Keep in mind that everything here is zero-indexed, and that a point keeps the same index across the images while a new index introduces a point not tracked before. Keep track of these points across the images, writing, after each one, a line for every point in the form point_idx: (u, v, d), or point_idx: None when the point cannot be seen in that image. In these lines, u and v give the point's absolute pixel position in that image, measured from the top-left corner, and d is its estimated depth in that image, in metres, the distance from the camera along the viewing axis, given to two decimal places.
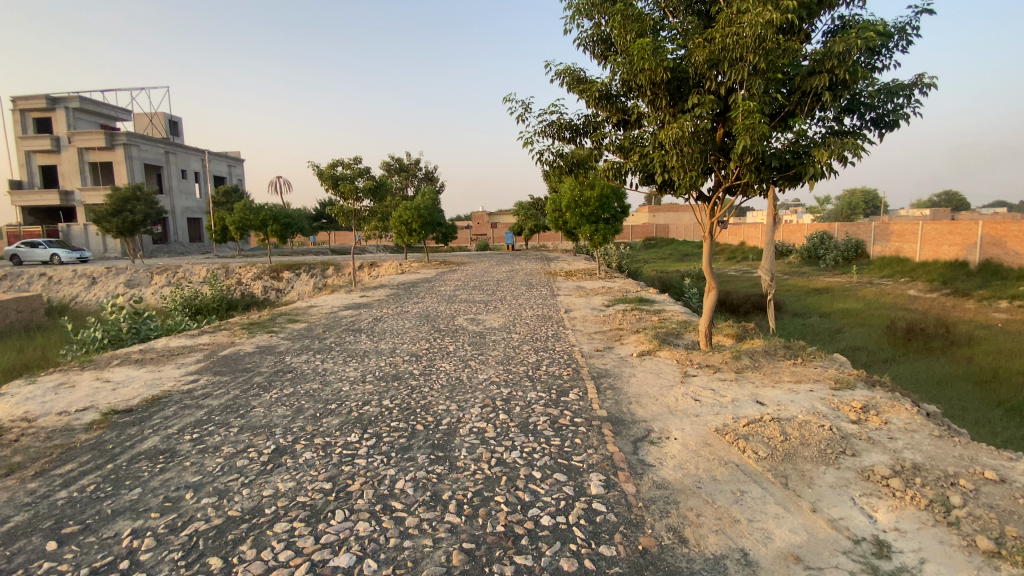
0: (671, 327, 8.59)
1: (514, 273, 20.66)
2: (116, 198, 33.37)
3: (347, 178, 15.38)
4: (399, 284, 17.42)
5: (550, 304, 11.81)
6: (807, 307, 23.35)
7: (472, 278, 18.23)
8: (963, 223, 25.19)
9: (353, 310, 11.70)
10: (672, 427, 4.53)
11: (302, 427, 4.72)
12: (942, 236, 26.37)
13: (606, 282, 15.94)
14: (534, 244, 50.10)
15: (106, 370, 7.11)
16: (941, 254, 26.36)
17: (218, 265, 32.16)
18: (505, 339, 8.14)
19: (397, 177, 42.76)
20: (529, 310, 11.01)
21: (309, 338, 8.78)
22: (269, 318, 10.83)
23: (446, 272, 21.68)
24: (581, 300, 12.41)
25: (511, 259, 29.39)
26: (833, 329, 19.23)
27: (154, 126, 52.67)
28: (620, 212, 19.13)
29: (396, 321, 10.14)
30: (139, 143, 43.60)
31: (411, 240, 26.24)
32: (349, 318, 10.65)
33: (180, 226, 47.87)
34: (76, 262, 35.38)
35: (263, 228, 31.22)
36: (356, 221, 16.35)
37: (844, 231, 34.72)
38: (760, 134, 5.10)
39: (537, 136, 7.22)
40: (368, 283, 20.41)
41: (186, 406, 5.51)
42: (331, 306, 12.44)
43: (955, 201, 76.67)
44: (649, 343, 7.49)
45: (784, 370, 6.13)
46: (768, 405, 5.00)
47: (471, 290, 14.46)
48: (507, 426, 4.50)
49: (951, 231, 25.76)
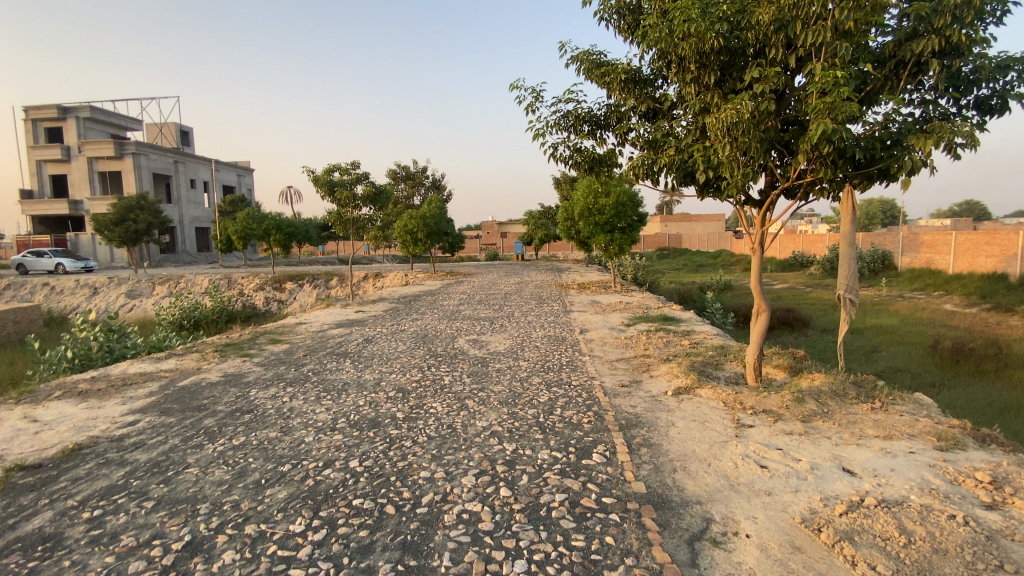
0: (707, 356, 7.28)
1: (523, 285, 19.46)
2: (120, 207, 32.84)
3: (345, 184, 14.25)
4: (400, 298, 16.29)
5: (563, 323, 10.54)
6: (836, 323, 21.81)
7: (478, 291, 17.05)
8: (1000, 233, 23.61)
9: (344, 328, 10.54)
10: (739, 514, 3.28)
11: (236, 504, 3.54)
12: (977, 246, 24.80)
13: (623, 297, 14.66)
14: (545, 254, 48.90)
15: (37, 405, 5.96)
16: (977, 266, 24.72)
17: (221, 275, 31.32)
18: (511, 368, 6.91)
19: (403, 186, 42.01)
20: (539, 330, 9.76)
21: (287, 365, 7.61)
22: (250, 338, 9.70)
23: (452, 284, 20.54)
24: (597, 318, 11.13)
25: (521, 270, 28.24)
26: (869, 347, 17.71)
27: (164, 135, 52.55)
28: (638, 221, 17.90)
29: (389, 343, 8.96)
30: (148, 152, 43.38)
31: (416, 250, 25.22)
32: (338, 338, 9.49)
33: (187, 236, 47.43)
34: (81, 272, 34.88)
35: (266, 237, 30.39)
36: (355, 230, 15.24)
37: (869, 242, 33.15)
38: (847, 113, 3.89)
39: (549, 128, 6.01)
40: (369, 296, 19.32)
41: (105, 464, 4.33)
42: (321, 324, 11.29)
43: (975, 211, 74.67)
44: (685, 377, 6.19)
45: (862, 420, 4.83)
46: (860, 478, 3.74)
47: (475, 305, 13.25)
48: (510, 512, 3.28)
49: (987, 241, 24.18)
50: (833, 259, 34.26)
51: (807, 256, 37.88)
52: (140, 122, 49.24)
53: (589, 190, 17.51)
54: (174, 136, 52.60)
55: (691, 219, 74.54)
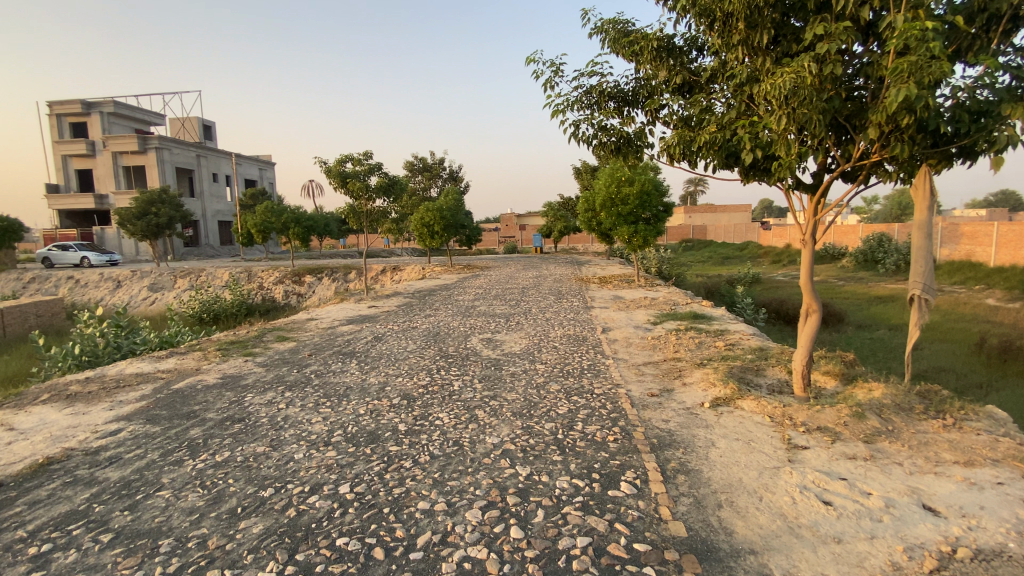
0: (745, 360, 6.58)
1: (542, 279, 18.81)
2: (143, 201, 33.18)
3: (357, 175, 13.76)
4: (415, 292, 15.81)
5: (584, 320, 9.89)
6: (873, 318, 20.63)
7: (496, 286, 16.48)
8: None
9: (354, 325, 10.08)
10: (805, 571, 2.64)
11: (203, 541, 3.04)
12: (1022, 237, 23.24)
13: (647, 291, 13.92)
14: (565, 247, 48.08)
15: (23, 411, 5.61)
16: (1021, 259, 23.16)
17: (241, 268, 31.40)
18: (528, 372, 6.33)
19: (420, 178, 41.61)
20: (558, 328, 9.15)
21: (290, 365, 7.16)
22: (257, 335, 9.30)
23: (468, 278, 20.02)
24: (620, 315, 10.45)
25: (540, 263, 27.60)
26: (910, 345, 16.61)
27: (186, 130, 53.13)
28: (663, 212, 17.09)
29: (399, 341, 8.46)
30: (171, 146, 43.83)
31: (433, 243, 24.76)
32: (346, 336, 9.03)
33: (210, 229, 47.99)
34: (107, 265, 35.46)
35: (284, 230, 30.29)
36: (369, 223, 14.78)
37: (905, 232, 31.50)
38: (941, 71, 3.16)
39: (569, 105, 5.38)
40: (384, 290, 18.92)
41: (72, 485, 3.89)
42: (332, 320, 10.85)
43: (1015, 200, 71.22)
44: (723, 386, 5.53)
45: (938, 443, 4.11)
46: (951, 521, 3.05)
47: (492, 301, 12.68)
48: (521, 564, 2.69)
49: None
50: (867, 251, 32.68)
51: (839, 248, 36.27)
52: (163, 117, 49.83)
53: (612, 179, 16.75)
54: (196, 131, 53.14)
55: (715, 210, 72.54)
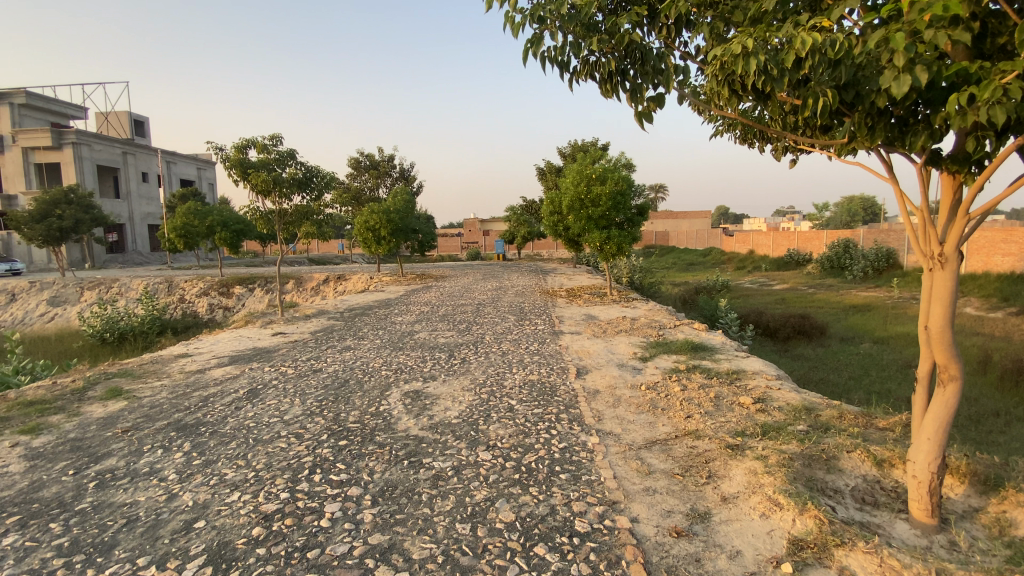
0: (805, 440, 4.22)
1: (502, 292, 16.42)
2: (43, 202, 28.70)
3: (262, 165, 10.85)
4: (346, 310, 13.07)
5: (552, 355, 7.39)
6: (855, 331, 19.17)
7: (445, 301, 13.93)
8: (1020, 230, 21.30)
9: (236, 368, 7.25)
10: None
11: None
12: (992, 244, 22.49)
13: (623, 309, 11.66)
14: (528, 253, 46.08)
15: None
16: (992, 266, 22.44)
17: (161, 278, 27.49)
18: (461, 476, 3.74)
19: (368, 177, 38.43)
20: (516, 370, 6.61)
21: (79, 458, 4.39)
22: (79, 391, 6.34)
23: (418, 291, 17.47)
24: (599, 346, 7.96)
25: (500, 272, 25.20)
26: (902, 362, 15.00)
27: (112, 126, 48.09)
28: (638, 215, 14.94)
29: (279, 400, 5.72)
30: (90, 142, 39.05)
31: (379, 250, 21.95)
32: (212, 391, 6.22)
33: (138, 234, 43.31)
34: (7, 275, 30.67)
35: (210, 235, 26.64)
36: (283, 226, 11.84)
37: (870, 238, 30.75)
38: None
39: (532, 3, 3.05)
40: (314, 305, 16.05)
41: None
42: (211, 358, 7.96)
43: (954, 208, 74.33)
44: (797, 510, 3.13)
45: None
46: None
47: (435, 325, 10.07)
48: None
49: (1004, 239, 21.89)
50: (833, 258, 32.03)
51: (803, 255, 35.59)
52: (84, 110, 44.78)
53: (580, 178, 14.51)
54: (124, 126, 48.10)
55: (676, 217, 72.93)
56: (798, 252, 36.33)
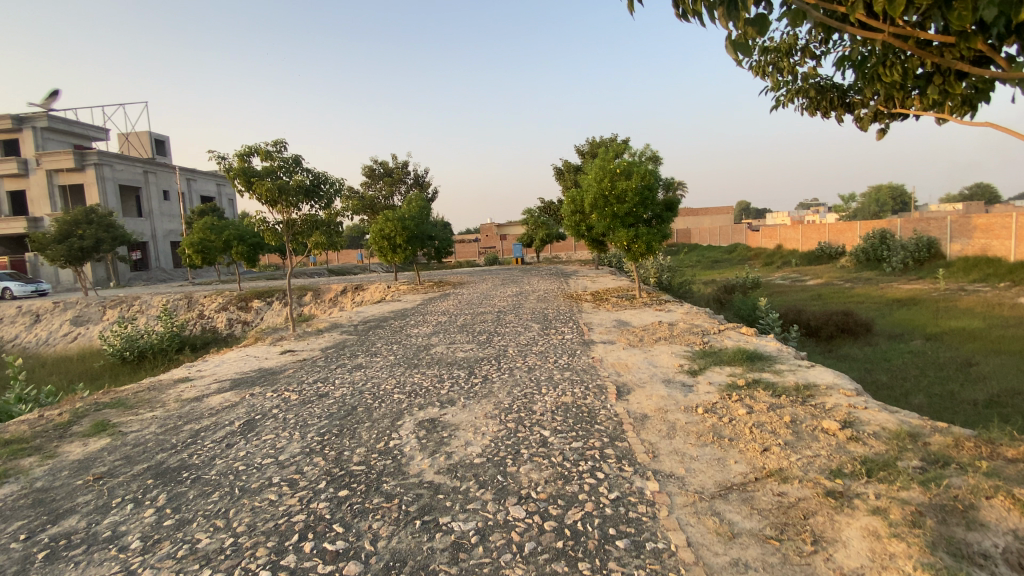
0: (930, 484, 3.25)
1: (523, 298, 15.64)
2: (65, 223, 28.93)
3: (265, 174, 10.23)
4: (361, 323, 12.41)
5: (585, 371, 6.53)
6: (904, 327, 17.80)
7: (464, 310, 13.20)
8: None
9: (236, 394, 6.56)
10: None
11: None
12: None
13: (656, 314, 10.75)
14: (547, 257, 45.27)
15: None
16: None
17: (181, 294, 27.39)
18: (489, 545, 2.90)
19: (381, 185, 38.11)
20: (545, 390, 5.75)
21: (36, 517, 3.69)
22: (62, 426, 5.70)
23: (436, 300, 16.77)
24: (637, 358, 7.05)
25: (520, 277, 24.42)
26: (962, 360, 13.68)
27: (134, 146, 48.88)
28: (666, 211, 14.03)
29: (276, 434, 5.00)
30: (112, 163, 39.60)
31: (395, 258, 21.38)
32: (204, 424, 5.52)
33: (161, 251, 43.80)
34: (33, 296, 31.04)
35: (227, 250, 26.47)
36: (291, 237, 11.20)
37: (908, 227, 28.79)
38: None
39: None
40: (330, 318, 15.47)
41: None
42: (212, 383, 7.29)
43: (988, 194, 71.20)
44: None
45: None
46: None
47: (452, 337, 9.27)
48: None
49: None
50: (869, 250, 30.40)
51: (835, 248, 33.93)
52: (106, 131, 45.58)
53: (603, 173, 13.65)
54: (145, 145, 48.83)
55: (698, 213, 71.26)
56: (830, 245, 34.67)
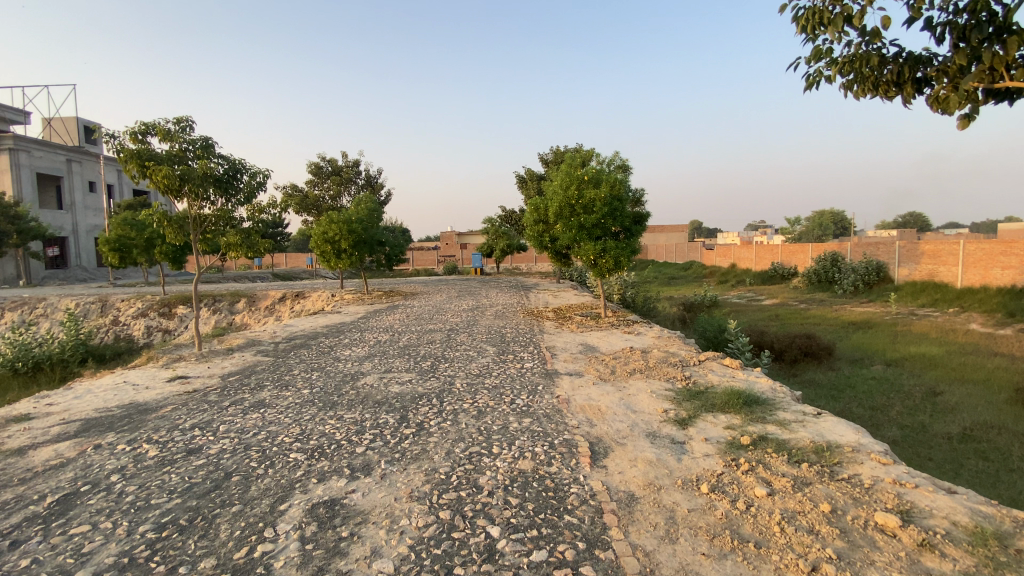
0: None
1: (478, 313, 14.21)
2: None
3: (164, 157, 8.42)
4: (285, 339, 10.59)
5: (548, 418, 5.13)
6: (864, 351, 17.47)
7: (408, 327, 11.63)
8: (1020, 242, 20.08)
9: (76, 444, 4.74)
10: None
11: None
12: (990, 257, 21.28)
13: (624, 338, 9.57)
14: (505, 268, 44.10)
15: None
16: (991, 279, 21.18)
17: (94, 296, 24.31)
18: None
19: (330, 185, 35.89)
20: (496, 449, 4.29)
21: None
22: None
23: (381, 313, 15.10)
24: (611, 399, 5.73)
25: (477, 289, 23.00)
26: (926, 388, 13.20)
27: (58, 132, 44.50)
28: (635, 225, 13.02)
29: (93, 525, 3.32)
30: (30, 148, 35.58)
31: (338, 264, 19.56)
32: (3, 498, 3.76)
33: (83, 248, 39.69)
34: None
35: (150, 249, 23.68)
36: (200, 235, 9.36)
37: (858, 251, 29.28)
38: None
39: None
40: (256, 330, 13.50)
41: None
42: (55, 423, 5.43)
43: (918, 222, 75.57)
44: None
45: None
46: None
47: (388, 364, 7.69)
48: None
49: (1003, 251, 20.65)
50: (821, 272, 30.74)
51: (788, 269, 34.29)
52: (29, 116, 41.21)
53: (570, 180, 12.48)
54: (72, 132, 44.45)
55: (655, 230, 72.16)
56: (783, 266, 35.05)
